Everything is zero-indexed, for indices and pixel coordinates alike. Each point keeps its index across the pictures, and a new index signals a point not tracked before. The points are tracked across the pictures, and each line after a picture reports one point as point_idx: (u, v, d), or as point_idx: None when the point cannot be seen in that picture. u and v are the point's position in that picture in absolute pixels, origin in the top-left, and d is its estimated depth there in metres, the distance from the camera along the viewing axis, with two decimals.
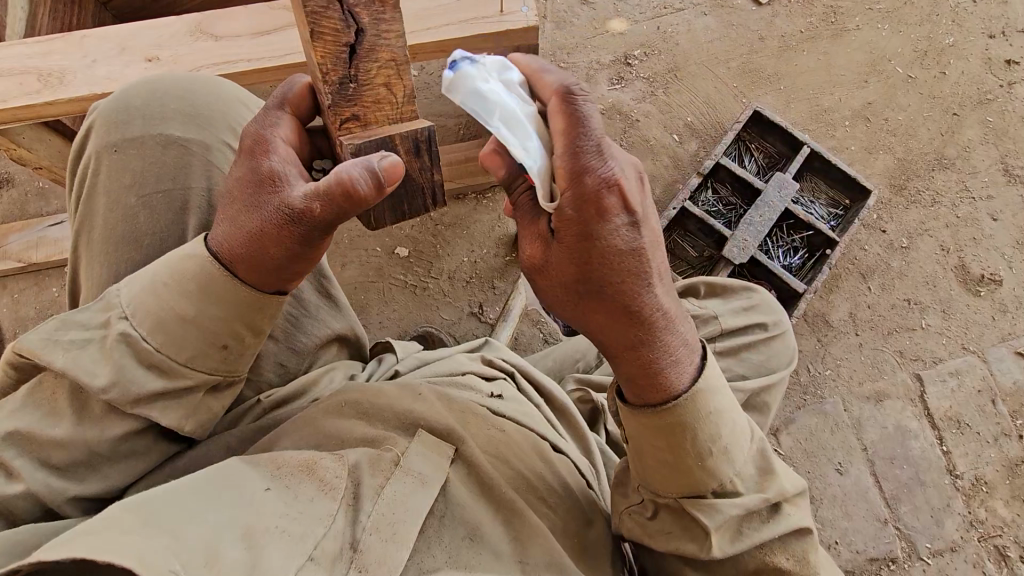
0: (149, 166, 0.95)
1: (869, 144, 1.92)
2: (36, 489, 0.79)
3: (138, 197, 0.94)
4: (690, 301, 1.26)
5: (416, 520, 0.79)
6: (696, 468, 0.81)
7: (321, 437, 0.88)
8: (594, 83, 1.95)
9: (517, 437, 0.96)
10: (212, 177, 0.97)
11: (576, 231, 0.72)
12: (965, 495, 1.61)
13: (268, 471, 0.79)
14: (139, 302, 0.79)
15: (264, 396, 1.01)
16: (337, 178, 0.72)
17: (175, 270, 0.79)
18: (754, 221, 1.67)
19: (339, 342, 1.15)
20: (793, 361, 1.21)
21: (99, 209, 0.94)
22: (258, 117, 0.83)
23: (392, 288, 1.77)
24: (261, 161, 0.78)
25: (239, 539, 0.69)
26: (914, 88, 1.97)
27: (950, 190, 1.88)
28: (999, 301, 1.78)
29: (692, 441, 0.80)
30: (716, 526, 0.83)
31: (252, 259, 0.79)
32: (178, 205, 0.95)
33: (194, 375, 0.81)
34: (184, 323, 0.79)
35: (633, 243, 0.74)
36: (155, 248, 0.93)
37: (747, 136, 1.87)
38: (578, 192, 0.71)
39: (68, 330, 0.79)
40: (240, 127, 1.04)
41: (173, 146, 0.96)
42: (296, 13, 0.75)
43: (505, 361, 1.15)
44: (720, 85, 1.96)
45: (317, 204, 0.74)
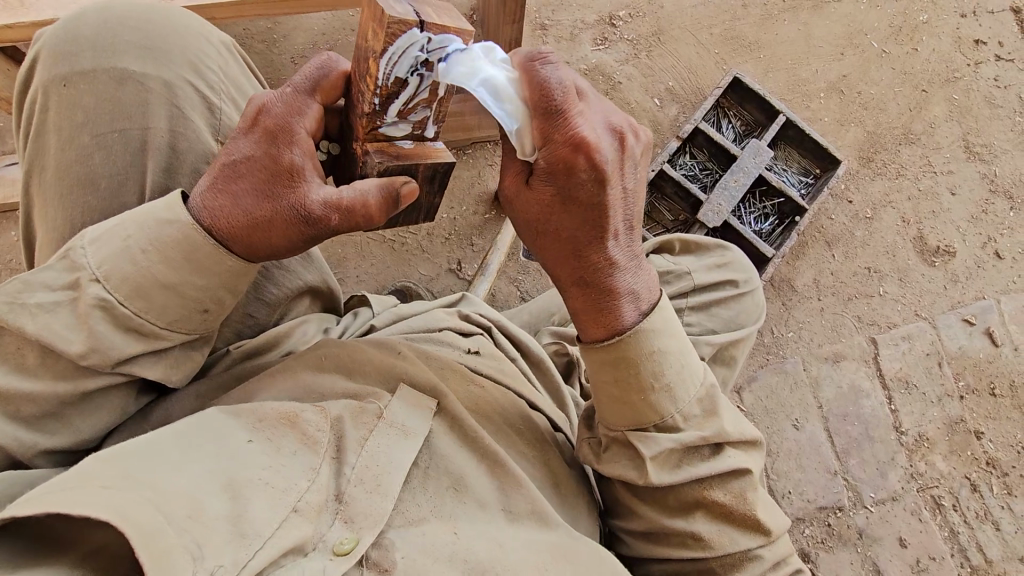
0: (101, 103, 0.91)
1: (842, 116, 1.97)
2: (5, 442, 0.77)
3: (91, 135, 0.90)
4: (665, 257, 1.30)
5: (399, 472, 0.80)
6: (639, 401, 0.85)
7: (302, 390, 0.89)
8: (578, 43, 1.93)
9: (495, 391, 1.00)
10: (172, 118, 0.94)
11: (549, 180, 0.75)
12: (908, 450, 1.73)
13: (248, 423, 0.78)
14: (111, 263, 0.76)
15: (233, 347, 0.99)
16: (365, 204, 0.79)
17: (154, 236, 0.77)
18: (728, 186, 1.72)
19: (312, 295, 1.15)
20: (761, 317, 1.27)
21: (49, 147, 0.91)
22: (285, 94, 0.81)
23: (369, 242, 1.76)
24: (282, 152, 0.79)
25: (224, 491, 0.68)
26: (887, 63, 2.02)
27: (914, 164, 1.95)
28: (951, 271, 1.88)
29: (638, 375, 0.84)
30: (653, 456, 0.86)
31: (250, 240, 0.79)
32: (136, 146, 0.92)
33: (174, 336, 0.82)
34: (165, 289, 0.78)
35: (597, 196, 0.75)
36: (116, 190, 0.91)
37: (725, 103, 1.89)
38: (551, 152, 0.73)
39: (32, 291, 0.76)
40: (199, 62, 0.99)
41: (128, 82, 0.92)
42: (375, 25, 0.79)
43: (482, 316, 1.15)
44: (702, 50, 1.97)
45: (335, 215, 0.79)
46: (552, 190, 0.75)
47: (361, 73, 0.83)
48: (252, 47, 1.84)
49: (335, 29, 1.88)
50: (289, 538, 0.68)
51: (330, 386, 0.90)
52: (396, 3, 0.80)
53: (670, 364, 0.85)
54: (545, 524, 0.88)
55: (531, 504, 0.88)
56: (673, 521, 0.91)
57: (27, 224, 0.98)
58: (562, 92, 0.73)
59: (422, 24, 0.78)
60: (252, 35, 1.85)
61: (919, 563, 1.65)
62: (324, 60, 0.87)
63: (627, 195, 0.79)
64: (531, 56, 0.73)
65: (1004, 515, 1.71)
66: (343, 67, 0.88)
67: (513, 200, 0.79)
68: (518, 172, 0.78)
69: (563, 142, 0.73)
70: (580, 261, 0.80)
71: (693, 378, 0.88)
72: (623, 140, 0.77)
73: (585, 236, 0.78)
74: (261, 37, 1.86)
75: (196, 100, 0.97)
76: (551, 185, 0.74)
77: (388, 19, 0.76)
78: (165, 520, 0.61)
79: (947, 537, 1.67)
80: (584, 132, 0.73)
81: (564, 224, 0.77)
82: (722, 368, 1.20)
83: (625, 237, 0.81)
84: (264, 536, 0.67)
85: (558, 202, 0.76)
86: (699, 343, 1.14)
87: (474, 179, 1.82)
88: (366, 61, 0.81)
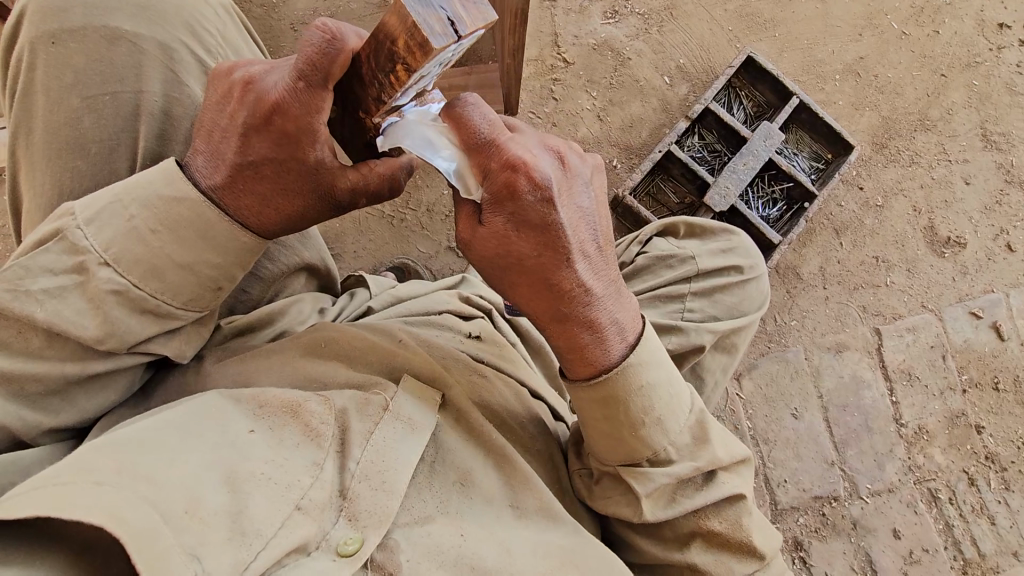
0: (93, 64, 0.86)
1: (857, 100, 1.91)
2: (9, 421, 0.73)
3: (81, 98, 0.86)
4: (669, 241, 1.26)
5: (406, 469, 0.77)
6: (628, 437, 0.83)
7: (302, 379, 0.86)
8: (587, 16, 1.86)
9: (497, 383, 0.97)
10: (167, 82, 0.90)
11: (500, 215, 0.73)
12: (907, 442, 1.71)
13: (251, 411, 0.77)
14: (117, 240, 0.72)
15: (224, 321, 0.94)
16: (393, 187, 0.79)
17: (164, 215, 0.73)
18: (736, 169, 1.67)
19: (309, 273, 1.11)
20: (765, 305, 1.23)
21: (38, 108, 0.86)
22: (303, 88, 0.68)
23: (368, 218, 1.72)
24: (306, 152, 0.72)
25: (222, 484, 0.66)
26: (906, 45, 1.95)
27: (928, 152, 1.90)
28: (961, 262, 1.84)
29: (626, 413, 0.81)
30: (647, 492, 0.84)
31: (280, 230, 0.79)
32: (129, 110, 0.87)
33: (187, 315, 0.79)
34: (179, 269, 0.75)
35: (547, 218, 0.73)
36: (107, 155, 0.86)
37: (737, 83, 1.83)
38: (492, 183, 0.72)
39: (34, 276, 0.71)
40: (198, 26, 0.94)
41: (121, 42, 0.87)
42: (403, 43, 0.64)
43: (482, 299, 1.13)
44: (715, 27, 1.90)
45: (363, 202, 0.79)
46: (505, 224, 0.73)
47: (376, 79, 0.69)
48: (251, 12, 1.78)
49: None
50: (293, 537, 0.66)
51: (332, 374, 0.87)
52: (421, 11, 0.63)
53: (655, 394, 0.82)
54: (553, 518, 0.86)
55: (537, 500, 0.86)
56: (669, 554, 0.89)
57: (13, 187, 0.93)
58: (486, 129, 0.72)
59: (460, 39, 0.65)
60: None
61: (912, 555, 1.64)
62: (325, 33, 0.67)
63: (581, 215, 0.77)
64: (454, 101, 0.72)
65: (1000, 509, 1.70)
66: (348, 41, 0.68)
67: (472, 245, 0.76)
68: (470, 214, 0.75)
69: (499, 170, 0.71)
70: (554, 296, 0.77)
71: (682, 403, 0.85)
72: (563, 159, 0.75)
73: (549, 264, 0.75)
74: (260, 2, 1.79)
75: (193, 64, 0.93)
76: (503, 219, 0.73)
77: (434, 53, 0.63)
78: (160, 518, 0.58)
79: (941, 530, 1.67)
80: (521, 156, 0.71)
81: (522, 254, 0.74)
82: (723, 357, 1.18)
83: (594, 258, 0.78)
84: (265, 536, 0.65)
85: (513, 233, 0.73)
86: (700, 330, 1.12)
87: None
88: (388, 74, 0.67)
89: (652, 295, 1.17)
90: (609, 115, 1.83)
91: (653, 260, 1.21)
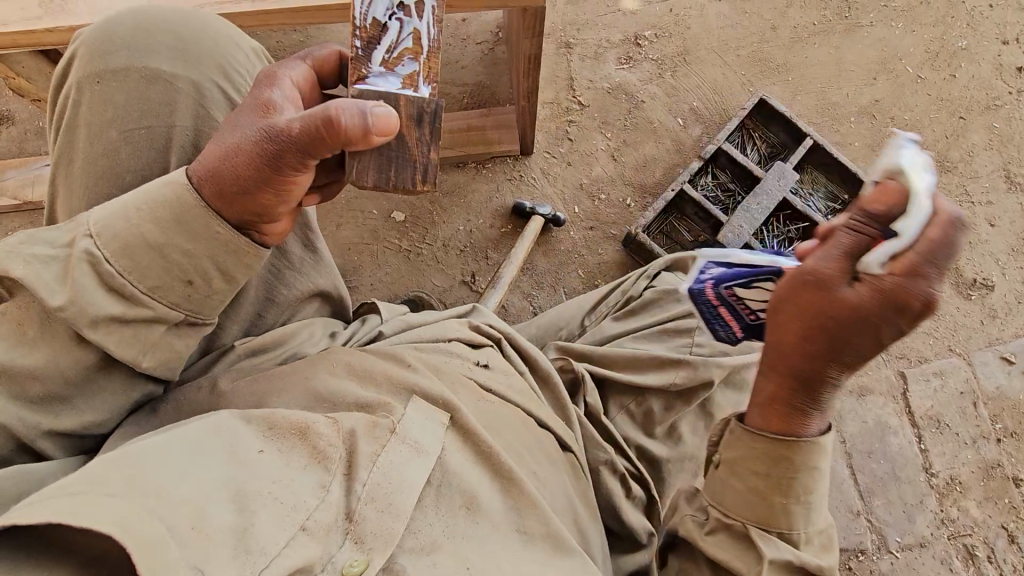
0: (131, 101, 0.91)
1: (873, 142, 1.91)
2: (8, 421, 0.75)
3: (119, 131, 0.91)
4: (677, 276, 1.26)
5: (413, 491, 0.77)
6: (779, 503, 0.82)
7: (313, 399, 0.88)
8: (602, 62, 1.93)
9: (503, 410, 0.97)
10: (198, 117, 0.95)
11: (874, 303, 0.72)
12: (939, 493, 1.63)
13: (260, 431, 0.77)
14: (109, 222, 0.75)
15: (239, 342, 0.98)
16: (330, 111, 0.74)
17: (147, 194, 0.76)
18: (750, 208, 1.67)
19: (322, 299, 1.14)
20: (776, 341, 1.21)
21: (79, 141, 0.92)
22: (285, 71, 0.89)
23: (385, 251, 1.77)
24: (263, 95, 0.84)
25: (229, 502, 0.66)
26: (922, 89, 1.96)
27: (949, 193, 1.88)
28: (989, 306, 1.79)
29: (791, 478, 0.82)
30: (772, 557, 0.81)
31: (216, 169, 0.76)
32: (162, 143, 0.92)
33: (157, 308, 0.77)
34: (150, 249, 0.75)
35: (921, 308, 0.71)
36: (138, 185, 0.91)
37: (750, 125, 1.84)
38: (900, 285, 0.71)
39: (32, 244, 0.75)
40: (230, 67, 0.99)
41: (159, 81, 0.93)
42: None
43: (491, 327, 1.12)
44: (728, 72, 1.95)
45: (295, 126, 0.75)
46: (847, 305, 0.73)
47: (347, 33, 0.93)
48: (284, 58, 1.90)
49: None
50: (297, 558, 0.66)
51: (343, 395, 0.89)
52: None
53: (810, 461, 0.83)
54: (559, 548, 0.85)
55: (541, 524, 0.86)
56: None
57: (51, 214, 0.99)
58: (939, 228, 0.70)
59: None
60: (285, 47, 1.91)
61: None
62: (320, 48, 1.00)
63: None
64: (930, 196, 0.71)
65: None
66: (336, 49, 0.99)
67: (820, 290, 0.75)
68: (842, 273, 0.75)
69: (898, 272, 0.71)
70: (840, 368, 0.78)
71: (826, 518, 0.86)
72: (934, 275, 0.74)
73: (858, 345, 0.75)
74: (293, 49, 1.92)
75: (222, 102, 0.97)
76: (852, 303, 0.73)
77: None
78: (167, 533, 0.58)
79: None
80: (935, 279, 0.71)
81: (835, 326, 0.75)
82: (734, 395, 1.16)
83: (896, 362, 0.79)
84: (270, 555, 0.64)
85: (870, 315, 0.73)
86: (709, 365, 1.11)
87: (492, 192, 1.82)
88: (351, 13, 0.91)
89: (660, 330, 1.18)
90: (623, 155, 1.86)
91: (659, 295, 1.22)
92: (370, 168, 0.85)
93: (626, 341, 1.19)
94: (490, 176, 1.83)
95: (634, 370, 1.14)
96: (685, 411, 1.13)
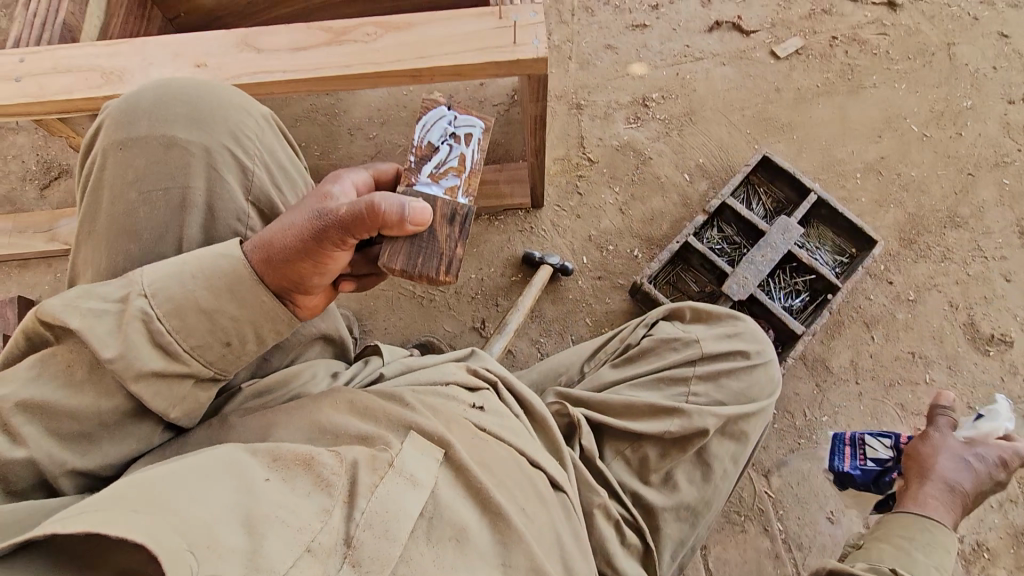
0: (151, 166, 0.97)
1: (880, 197, 1.94)
2: (38, 457, 0.78)
3: (138, 193, 0.96)
4: (675, 325, 1.29)
5: (408, 519, 0.80)
6: (920, 557, 0.94)
7: (317, 431, 0.92)
8: (611, 121, 2.04)
9: (499, 449, 0.99)
10: (210, 179, 0.99)
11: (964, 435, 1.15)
12: (964, 560, 1.55)
13: (266, 462, 0.80)
14: (164, 284, 0.81)
15: (247, 383, 1.04)
16: (374, 199, 0.85)
17: (204, 263, 0.83)
18: (755, 261, 1.70)
19: (325, 341, 1.21)
20: (775, 392, 1.22)
21: (103, 202, 0.97)
22: (348, 174, 1.00)
23: (400, 297, 1.85)
24: (324, 185, 0.95)
25: (240, 523, 0.69)
26: (928, 146, 2.00)
27: (962, 248, 1.87)
28: (1009, 362, 1.75)
29: (925, 539, 0.96)
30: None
31: (266, 240, 0.85)
32: (177, 204, 0.97)
33: (193, 364, 0.83)
34: (200, 313, 0.82)
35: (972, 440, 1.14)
36: (155, 242, 0.96)
37: (755, 180, 1.90)
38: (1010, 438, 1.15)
39: (90, 298, 0.80)
40: (241, 132, 1.03)
41: (175, 147, 0.98)
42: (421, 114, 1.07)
43: (489, 371, 1.14)
44: (734, 131, 2.03)
45: (340, 208, 0.85)
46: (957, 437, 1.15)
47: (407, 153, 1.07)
48: (315, 119, 2.07)
49: (390, 105, 2.08)
50: None
51: (344, 428, 0.93)
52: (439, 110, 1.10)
53: (932, 537, 0.97)
54: None
55: (529, 561, 0.88)
56: None
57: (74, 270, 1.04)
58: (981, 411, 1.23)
59: (451, 106, 1.07)
60: (317, 109, 2.08)
61: None
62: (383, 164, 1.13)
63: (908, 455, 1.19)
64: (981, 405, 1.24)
65: None
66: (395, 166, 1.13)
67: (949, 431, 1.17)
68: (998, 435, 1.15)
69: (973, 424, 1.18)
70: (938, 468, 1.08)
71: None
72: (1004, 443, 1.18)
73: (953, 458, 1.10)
74: (324, 111, 2.08)
75: (232, 164, 1.01)
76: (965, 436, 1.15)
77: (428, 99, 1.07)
78: (185, 545, 0.62)
79: None
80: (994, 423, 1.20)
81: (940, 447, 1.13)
82: (732, 445, 1.16)
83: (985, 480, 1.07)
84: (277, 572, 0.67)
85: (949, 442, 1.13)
86: (705, 414, 1.12)
87: (504, 243, 1.90)
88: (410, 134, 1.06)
89: (657, 377, 1.19)
90: (631, 208, 1.93)
91: (657, 342, 1.25)
92: (400, 257, 0.94)
93: (622, 387, 1.20)
94: (502, 228, 1.91)
95: (630, 417, 1.15)
96: (680, 459, 1.13)
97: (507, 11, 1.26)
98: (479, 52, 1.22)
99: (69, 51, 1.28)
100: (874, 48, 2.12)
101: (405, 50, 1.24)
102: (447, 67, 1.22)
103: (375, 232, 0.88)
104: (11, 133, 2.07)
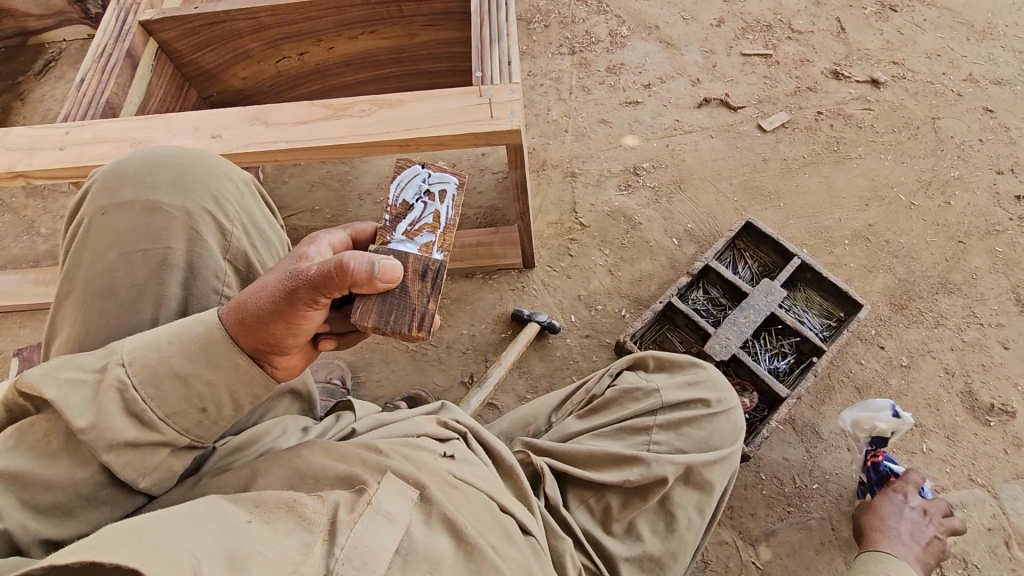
0: (132, 229, 1.04)
1: (869, 263, 1.96)
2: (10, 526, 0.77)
3: (120, 254, 1.03)
4: (637, 374, 1.32)
5: (385, 554, 0.80)
6: None
7: (296, 476, 0.91)
8: (603, 188, 2.15)
9: (470, 495, 1.00)
10: (190, 240, 1.06)
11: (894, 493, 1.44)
12: None
13: (248, 507, 0.80)
14: (141, 352, 0.84)
15: (220, 443, 1.05)
16: (343, 260, 0.87)
17: (181, 329, 0.86)
18: (738, 321, 1.73)
19: (291, 394, 1.28)
20: (737, 439, 1.23)
21: (85, 262, 1.04)
22: (324, 238, 1.08)
23: (394, 350, 1.93)
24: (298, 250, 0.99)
25: (226, 556, 0.69)
26: (917, 214, 2.03)
27: (956, 314, 1.86)
28: (1012, 434, 1.68)
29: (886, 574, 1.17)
30: None
31: (238, 303, 0.88)
32: (157, 263, 1.03)
33: (167, 431, 0.84)
34: (175, 380, 0.84)
35: (901, 494, 1.43)
36: (133, 300, 1.01)
37: (741, 245, 1.95)
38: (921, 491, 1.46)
39: (69, 368, 0.84)
40: (223, 198, 1.12)
41: (157, 211, 1.05)
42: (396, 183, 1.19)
43: (459, 423, 1.15)
44: (722, 198, 2.11)
45: (310, 268, 0.87)
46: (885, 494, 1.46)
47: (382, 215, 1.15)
48: (329, 185, 2.25)
49: None
50: None
51: (322, 470, 0.93)
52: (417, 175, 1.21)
53: (887, 565, 1.21)
54: None
55: None
56: None
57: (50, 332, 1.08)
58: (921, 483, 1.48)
59: (424, 166, 1.20)
60: (331, 177, 2.26)
61: None
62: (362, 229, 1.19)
63: (917, 522, 1.36)
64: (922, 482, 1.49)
65: None
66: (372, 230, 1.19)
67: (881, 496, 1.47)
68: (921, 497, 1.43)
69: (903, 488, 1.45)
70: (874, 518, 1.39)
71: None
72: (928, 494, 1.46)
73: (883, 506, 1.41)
74: (337, 178, 2.26)
75: (212, 226, 1.09)
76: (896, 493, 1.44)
77: (404, 165, 1.20)
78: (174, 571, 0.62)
79: None
80: (921, 485, 1.47)
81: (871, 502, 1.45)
82: (696, 494, 1.16)
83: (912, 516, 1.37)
84: None
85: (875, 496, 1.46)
86: (664, 462, 1.12)
87: (495, 301, 1.97)
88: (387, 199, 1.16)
89: (619, 427, 1.21)
90: (620, 270, 2.00)
91: (621, 392, 1.27)
92: (373, 313, 1.00)
93: (584, 438, 1.23)
94: (495, 286, 2.00)
95: (592, 467, 1.16)
96: (642, 509, 1.13)
97: (486, 89, 1.40)
98: (460, 124, 1.35)
99: (108, 124, 1.48)
100: (859, 122, 2.21)
101: (395, 124, 1.39)
102: (430, 138, 1.35)
103: (345, 290, 0.91)
104: (61, 195, 2.31)
